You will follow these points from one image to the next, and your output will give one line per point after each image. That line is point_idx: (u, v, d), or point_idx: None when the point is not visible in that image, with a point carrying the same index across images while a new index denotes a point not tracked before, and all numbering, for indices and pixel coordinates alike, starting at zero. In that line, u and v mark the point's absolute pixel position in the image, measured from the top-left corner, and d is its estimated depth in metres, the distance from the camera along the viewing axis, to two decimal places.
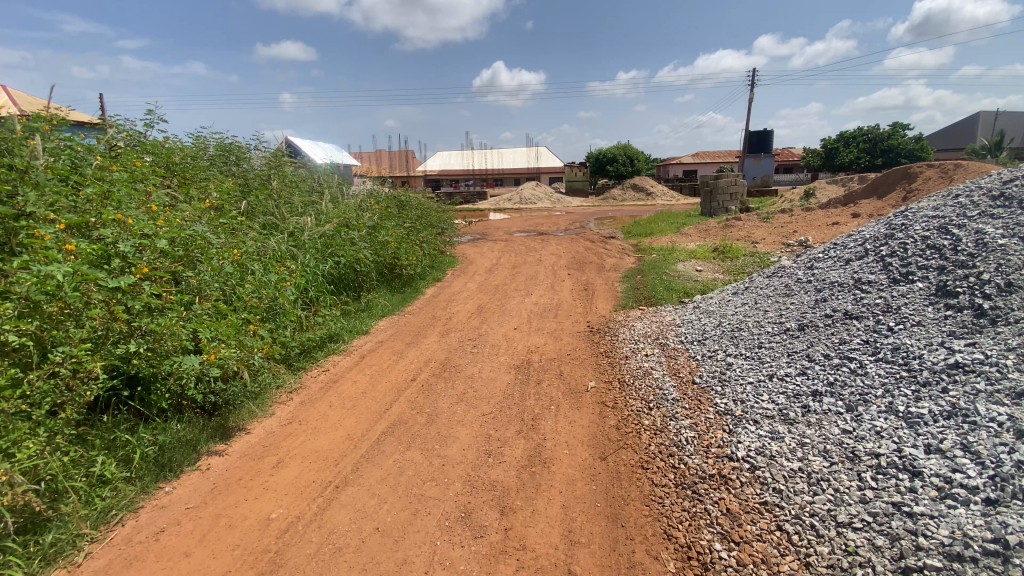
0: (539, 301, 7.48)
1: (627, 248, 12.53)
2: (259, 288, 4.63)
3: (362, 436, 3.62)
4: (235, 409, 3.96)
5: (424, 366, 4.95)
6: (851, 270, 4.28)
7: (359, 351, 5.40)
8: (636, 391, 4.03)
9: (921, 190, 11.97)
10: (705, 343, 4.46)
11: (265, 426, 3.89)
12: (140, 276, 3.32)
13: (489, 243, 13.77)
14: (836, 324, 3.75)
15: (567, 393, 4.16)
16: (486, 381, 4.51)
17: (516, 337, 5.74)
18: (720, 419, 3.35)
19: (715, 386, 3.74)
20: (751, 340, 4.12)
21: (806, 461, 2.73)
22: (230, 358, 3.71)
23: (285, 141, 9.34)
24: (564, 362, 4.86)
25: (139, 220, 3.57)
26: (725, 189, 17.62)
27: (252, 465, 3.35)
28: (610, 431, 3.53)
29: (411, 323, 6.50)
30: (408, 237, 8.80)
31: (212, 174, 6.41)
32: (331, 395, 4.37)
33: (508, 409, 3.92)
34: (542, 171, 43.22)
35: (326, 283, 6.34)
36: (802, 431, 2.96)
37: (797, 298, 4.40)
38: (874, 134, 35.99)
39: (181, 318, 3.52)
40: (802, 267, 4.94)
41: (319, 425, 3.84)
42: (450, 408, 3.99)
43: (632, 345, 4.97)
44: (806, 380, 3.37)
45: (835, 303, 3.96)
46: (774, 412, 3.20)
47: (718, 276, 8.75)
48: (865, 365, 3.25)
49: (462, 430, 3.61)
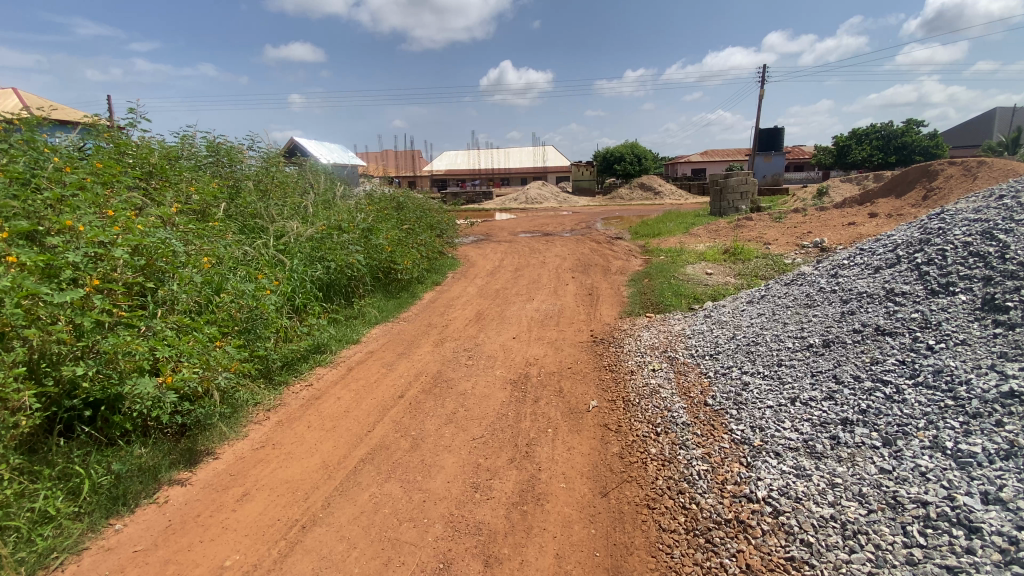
0: (541, 307, 7.12)
1: (633, 249, 12.12)
2: (234, 298, 4.30)
3: (339, 463, 3.30)
4: (206, 431, 3.66)
5: (414, 381, 4.61)
6: (881, 279, 3.88)
7: (346, 363, 5.07)
8: (642, 413, 3.66)
9: (942, 188, 11.42)
10: (717, 357, 4.08)
11: (235, 450, 3.57)
12: (90, 289, 2.99)
13: (492, 244, 13.42)
14: (866, 340, 3.36)
15: (566, 414, 3.80)
16: (479, 399, 4.15)
17: (514, 348, 5.38)
18: (736, 450, 2.98)
19: (730, 409, 3.37)
20: (768, 355, 3.74)
21: (839, 507, 2.36)
22: (191, 381, 3.33)
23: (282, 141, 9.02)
24: (564, 376, 4.49)
25: (95, 227, 3.23)
26: (735, 189, 17.17)
27: (214, 498, 3.04)
28: (613, 461, 3.16)
29: (404, 331, 6.18)
30: (406, 240, 8.48)
31: (197, 176, 6.11)
32: (311, 414, 4.04)
33: (500, 432, 3.57)
34: (548, 170, 42.82)
35: (315, 290, 6.02)
36: (833, 469, 2.59)
37: (819, 309, 4.00)
38: (888, 131, 35.16)
39: (138, 335, 3.20)
40: (824, 275, 4.53)
41: (294, 450, 3.52)
42: (437, 430, 3.64)
43: (637, 358, 4.60)
44: (834, 406, 3.00)
45: (864, 317, 3.57)
46: (797, 444, 2.83)
47: (729, 279, 8.35)
48: (904, 391, 2.87)
49: (448, 458, 3.26)
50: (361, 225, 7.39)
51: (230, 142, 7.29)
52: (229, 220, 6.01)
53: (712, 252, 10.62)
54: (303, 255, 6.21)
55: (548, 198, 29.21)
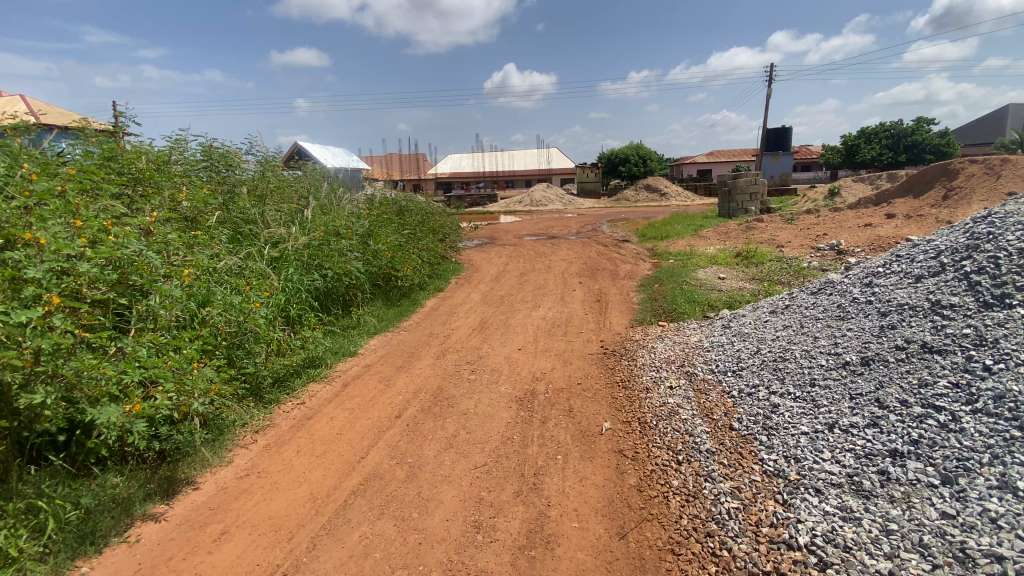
0: (547, 315, 6.80)
1: (641, 252, 11.79)
2: (221, 312, 4.03)
3: (328, 496, 3.01)
4: (187, 457, 3.37)
5: (413, 398, 4.30)
6: (924, 290, 3.54)
7: (341, 379, 4.79)
8: (661, 437, 3.34)
9: (963, 188, 11.01)
10: (741, 374, 3.76)
11: (217, 478, 3.27)
12: (50, 308, 2.67)
13: (496, 248, 13.13)
14: (911, 359, 3.03)
15: (577, 437, 3.49)
16: (482, 419, 3.85)
17: (520, 360, 5.06)
18: (770, 485, 2.66)
19: (759, 435, 3.05)
20: (799, 373, 3.41)
21: (897, 560, 2.03)
22: (162, 407, 3.01)
23: (283, 151, 8.81)
24: (573, 394, 4.17)
25: (61, 239, 2.92)
26: (745, 189, 16.79)
27: (189, 538, 2.74)
28: (630, 495, 2.85)
29: (405, 341, 5.91)
30: (407, 245, 8.20)
31: (188, 183, 5.84)
32: (301, 437, 3.75)
33: (505, 459, 3.26)
34: (552, 172, 42.55)
35: (311, 299, 5.77)
36: (885, 511, 2.26)
37: (854, 322, 3.67)
38: (898, 130, 34.61)
39: (107, 357, 2.91)
40: (856, 283, 4.19)
41: (280, 479, 3.22)
42: (436, 457, 3.33)
43: (653, 374, 4.27)
44: (879, 435, 2.67)
45: (907, 332, 3.23)
46: (841, 479, 2.51)
47: (743, 284, 8.01)
48: (961, 419, 2.53)
49: (447, 491, 2.96)
50: (359, 230, 7.10)
51: (227, 147, 7.04)
52: (219, 227, 5.74)
53: (724, 255, 10.26)
54: (298, 262, 5.96)
55: (553, 200, 28.89)
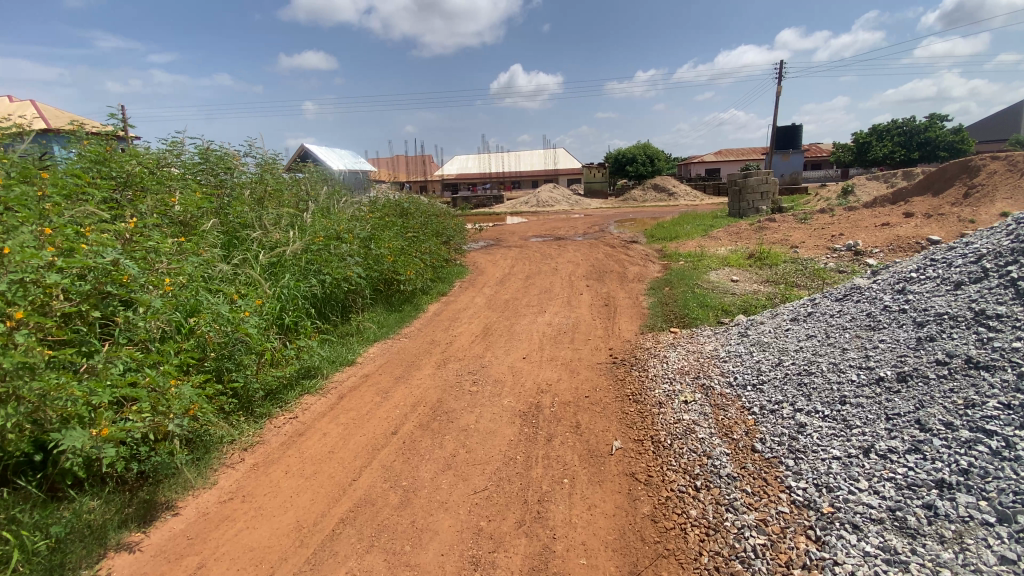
0: (553, 320, 6.53)
1: (650, 254, 11.50)
2: (208, 322, 3.81)
3: (315, 525, 2.78)
4: (168, 479, 3.15)
5: (411, 412, 4.06)
6: (965, 298, 3.24)
7: (337, 391, 4.57)
8: (676, 458, 3.08)
9: (985, 185, 10.59)
10: (763, 388, 3.49)
11: (199, 503, 3.05)
12: (12, 325, 2.45)
13: (502, 249, 12.90)
14: (955, 376, 2.75)
15: (584, 458, 3.23)
16: (484, 436, 3.60)
17: (524, 370, 4.81)
18: (800, 518, 2.40)
19: (785, 459, 2.78)
20: (827, 388, 3.13)
21: None
22: (135, 430, 2.78)
23: (289, 162, 8.67)
24: (580, 408, 3.92)
25: (28, 248, 2.67)
26: (755, 188, 16.44)
27: (162, 573, 2.52)
28: (644, 526, 2.60)
29: (406, 349, 5.69)
30: (409, 248, 7.98)
31: (183, 186, 5.64)
32: (291, 456, 3.52)
33: (506, 483, 3.01)
34: (559, 172, 42.23)
35: (308, 306, 5.57)
36: (934, 553, 1.99)
37: (887, 332, 3.38)
38: (911, 127, 33.92)
39: (76, 377, 2.68)
40: (887, 290, 3.90)
41: (265, 505, 3.00)
42: (432, 480, 3.09)
43: (666, 387, 4.00)
44: (923, 463, 2.39)
45: (948, 345, 2.94)
46: (881, 514, 2.24)
47: (757, 287, 7.71)
48: (1016, 446, 2.25)
49: (443, 520, 2.72)
50: (360, 234, 6.87)
51: (226, 149, 6.85)
52: (212, 232, 5.54)
53: (736, 256, 9.93)
54: (295, 268, 5.75)
55: (559, 200, 28.56)
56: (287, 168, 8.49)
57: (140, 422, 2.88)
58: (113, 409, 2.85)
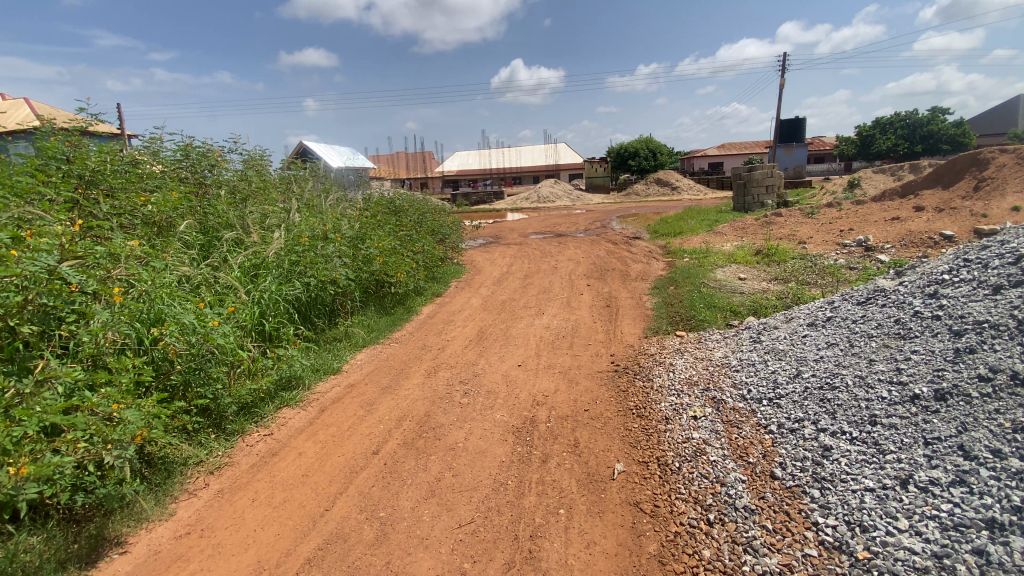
0: (551, 324, 6.21)
1: (653, 250, 11.13)
2: (172, 332, 3.53)
3: (277, 567, 2.48)
4: (121, 512, 2.84)
5: (395, 428, 3.73)
6: (1008, 305, 2.90)
7: (319, 403, 4.26)
8: (685, 486, 2.75)
9: (995, 178, 10.17)
10: (780, 403, 3.14)
11: (152, 538, 2.74)
12: None
13: (501, 247, 12.56)
14: (1001, 395, 2.40)
15: (583, 484, 2.91)
16: (474, 456, 3.29)
17: (519, 379, 4.49)
18: (830, 564, 2.06)
19: (810, 489, 2.44)
20: (854, 406, 2.79)
21: None
22: (64, 465, 2.47)
23: (282, 160, 8.35)
24: (579, 423, 3.60)
25: None
26: (760, 182, 16.02)
27: None
28: (650, 569, 2.28)
29: (395, 355, 5.38)
30: (402, 248, 7.65)
31: (158, 186, 5.33)
32: (260, 481, 3.22)
33: (495, 515, 2.69)
34: (560, 167, 41.79)
35: (291, 311, 5.25)
36: None
37: (919, 342, 3.04)
38: (916, 119, 33.32)
39: None
40: (917, 293, 3.55)
41: (225, 541, 2.70)
42: (413, 511, 2.78)
43: (672, 400, 3.66)
44: (970, 498, 2.04)
45: (992, 358, 2.60)
46: (926, 562, 1.88)
47: (766, 285, 7.36)
48: None
49: (421, 561, 2.41)
50: (348, 234, 6.54)
51: (210, 147, 6.53)
52: (188, 234, 5.22)
53: (742, 252, 9.57)
54: (278, 270, 5.41)
55: (560, 196, 28.17)
56: (278, 167, 8.16)
57: (73, 454, 2.60)
58: (43, 440, 2.55)
